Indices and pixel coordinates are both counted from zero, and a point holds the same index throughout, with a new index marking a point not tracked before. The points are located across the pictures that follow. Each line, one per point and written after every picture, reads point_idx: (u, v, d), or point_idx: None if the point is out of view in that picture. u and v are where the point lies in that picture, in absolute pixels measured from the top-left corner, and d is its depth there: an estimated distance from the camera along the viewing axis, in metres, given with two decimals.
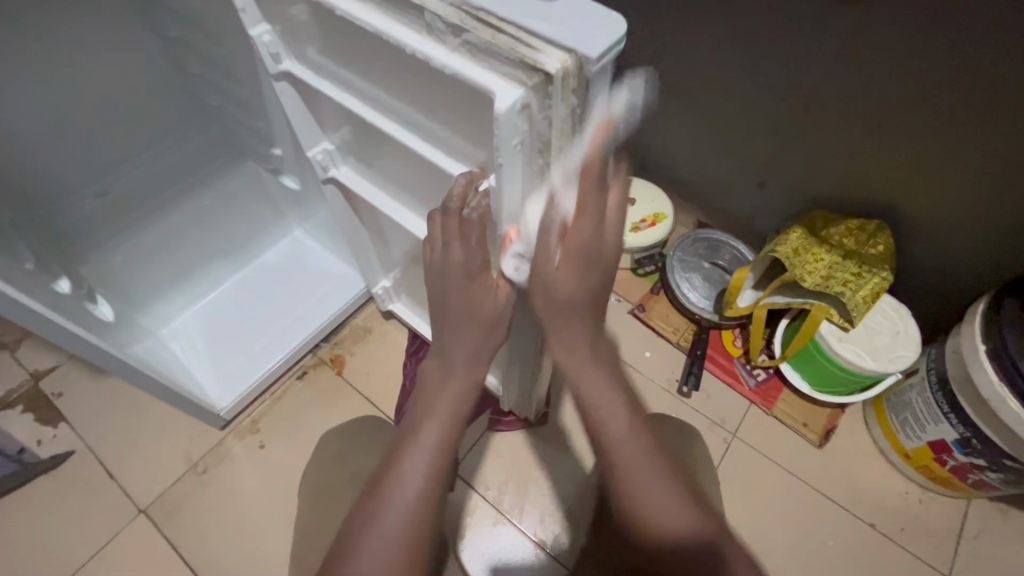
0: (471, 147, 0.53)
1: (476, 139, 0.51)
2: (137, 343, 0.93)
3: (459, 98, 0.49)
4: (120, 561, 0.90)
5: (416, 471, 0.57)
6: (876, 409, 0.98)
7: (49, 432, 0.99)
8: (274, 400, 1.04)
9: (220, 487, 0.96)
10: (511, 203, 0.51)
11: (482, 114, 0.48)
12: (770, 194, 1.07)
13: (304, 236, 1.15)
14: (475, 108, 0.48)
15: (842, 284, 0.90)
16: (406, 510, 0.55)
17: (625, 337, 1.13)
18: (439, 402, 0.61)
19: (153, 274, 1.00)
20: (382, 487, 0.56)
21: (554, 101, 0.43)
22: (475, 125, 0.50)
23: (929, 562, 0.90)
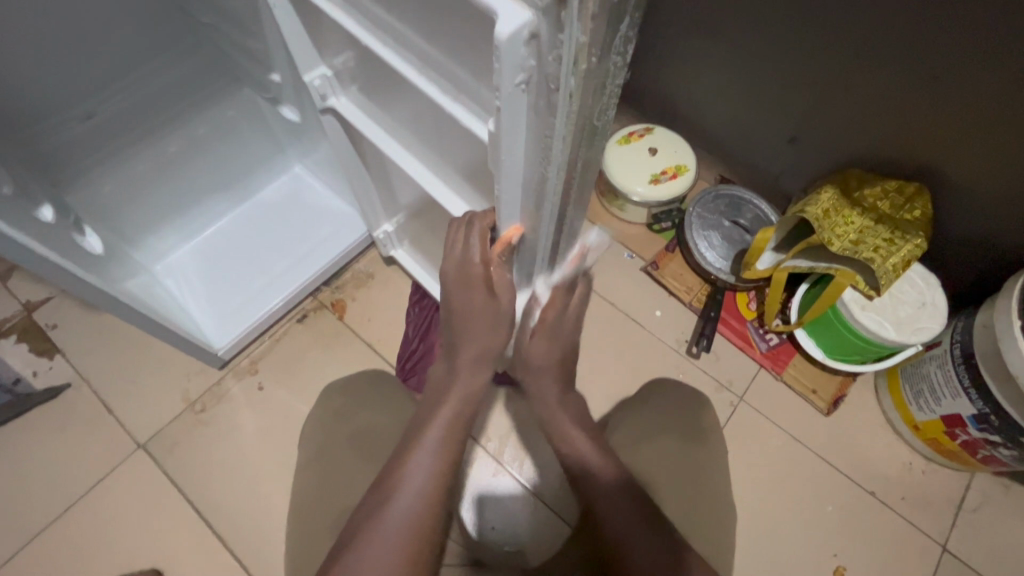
0: (480, 86, 0.47)
1: (484, 77, 0.45)
2: (131, 278, 0.90)
3: (468, 25, 0.41)
4: (121, 493, 0.90)
5: (418, 471, 0.57)
6: (889, 380, 0.96)
7: (44, 363, 0.97)
8: (274, 342, 1.02)
9: (219, 426, 0.95)
10: (509, 152, 0.45)
11: (488, 39, 0.41)
12: (802, 151, 1.00)
13: (303, 173, 1.09)
14: (476, 36, 0.42)
15: (872, 250, 0.85)
16: (410, 504, 0.55)
17: (636, 294, 1.09)
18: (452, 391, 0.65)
19: (148, 207, 0.95)
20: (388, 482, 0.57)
21: (569, 29, 0.35)
22: (475, 55, 0.44)
23: (926, 531, 0.91)
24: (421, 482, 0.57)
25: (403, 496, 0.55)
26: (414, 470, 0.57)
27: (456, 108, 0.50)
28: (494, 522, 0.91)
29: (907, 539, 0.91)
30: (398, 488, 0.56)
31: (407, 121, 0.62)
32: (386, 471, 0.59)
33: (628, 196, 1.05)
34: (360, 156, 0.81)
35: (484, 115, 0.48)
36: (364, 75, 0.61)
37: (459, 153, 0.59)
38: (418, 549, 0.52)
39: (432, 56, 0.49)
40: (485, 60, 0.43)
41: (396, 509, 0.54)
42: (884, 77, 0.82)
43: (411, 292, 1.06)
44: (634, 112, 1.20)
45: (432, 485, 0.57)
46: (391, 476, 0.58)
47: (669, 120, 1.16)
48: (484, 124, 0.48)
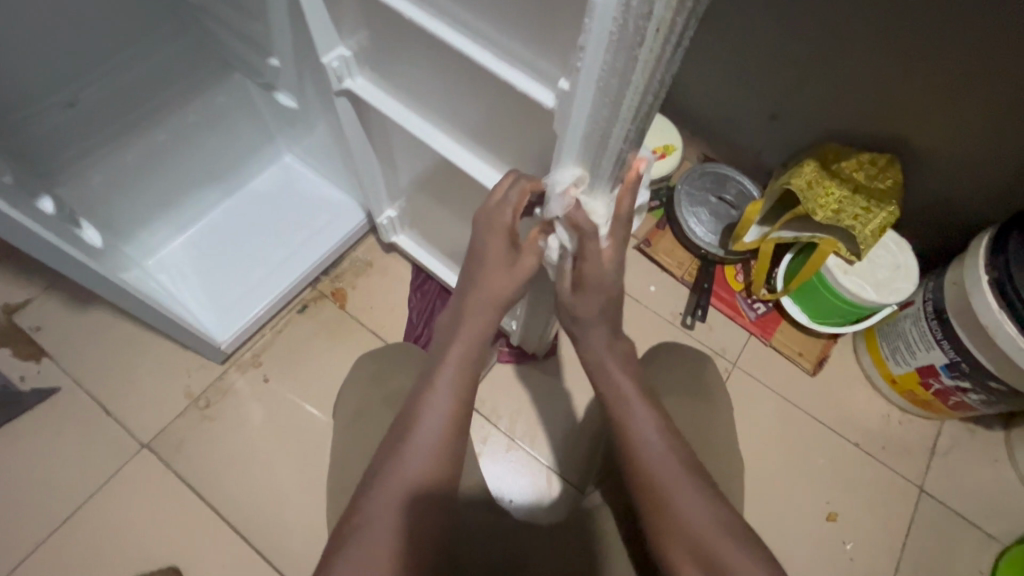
0: (529, 52, 0.48)
1: (537, 43, 0.47)
2: (126, 271, 0.87)
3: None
4: (127, 494, 0.88)
5: (442, 389, 0.57)
6: (868, 340, 1.03)
7: (32, 367, 0.93)
8: (275, 333, 1.01)
9: (226, 420, 0.94)
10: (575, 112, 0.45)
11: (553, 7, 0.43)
12: (781, 128, 1.05)
13: (294, 162, 1.08)
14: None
15: (852, 218, 0.91)
16: (436, 425, 0.55)
17: (631, 270, 1.13)
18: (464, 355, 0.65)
19: (139, 200, 0.92)
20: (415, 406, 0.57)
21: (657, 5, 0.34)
22: (533, 24, 0.45)
23: (904, 476, 0.99)
24: (432, 430, 0.55)
25: (423, 422, 0.55)
26: (440, 386, 0.58)
27: (496, 71, 0.50)
28: (509, 496, 0.94)
29: (889, 483, 0.99)
30: (418, 416, 0.56)
31: (431, 100, 0.63)
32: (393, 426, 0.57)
33: None
34: (367, 143, 0.81)
35: (536, 88, 0.49)
36: (381, 54, 0.61)
37: (495, 130, 0.59)
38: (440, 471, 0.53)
39: (475, 24, 0.50)
40: (550, 30, 0.45)
41: (405, 462, 0.52)
42: (858, 56, 0.87)
43: (412, 278, 1.06)
44: None
45: (441, 431, 0.55)
46: (414, 403, 0.57)
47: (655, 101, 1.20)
48: (532, 90, 0.49)
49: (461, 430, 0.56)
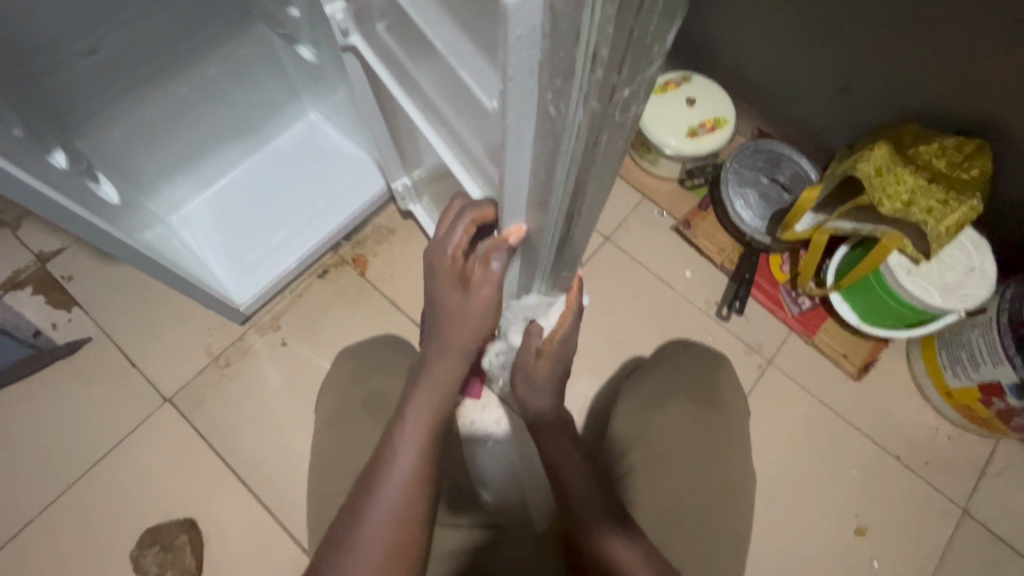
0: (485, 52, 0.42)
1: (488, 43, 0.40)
2: (149, 230, 0.86)
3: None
4: (151, 443, 0.91)
5: (410, 437, 0.55)
6: (923, 345, 0.94)
7: (63, 315, 0.96)
8: (295, 297, 1.00)
9: (243, 380, 0.94)
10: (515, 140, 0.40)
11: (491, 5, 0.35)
12: (850, 105, 0.93)
13: (319, 120, 1.04)
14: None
15: (924, 212, 0.79)
16: (408, 471, 0.53)
17: (666, 253, 1.06)
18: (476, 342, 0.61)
19: (157, 156, 0.90)
20: (381, 457, 0.54)
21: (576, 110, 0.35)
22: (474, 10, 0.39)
23: (947, 495, 0.92)
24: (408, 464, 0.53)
25: (393, 471, 0.52)
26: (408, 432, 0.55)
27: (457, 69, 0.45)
28: (521, 478, 0.92)
29: (928, 500, 0.92)
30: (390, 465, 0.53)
31: (424, 76, 0.56)
32: (373, 457, 0.55)
33: (660, 150, 1.00)
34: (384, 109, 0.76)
35: (482, 89, 0.44)
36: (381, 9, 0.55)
37: (470, 124, 0.53)
38: (412, 524, 0.50)
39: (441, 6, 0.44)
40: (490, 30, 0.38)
41: (382, 498, 0.51)
42: (953, 25, 0.74)
43: None
44: (668, 60, 1.13)
45: (419, 463, 0.54)
46: (382, 456, 0.54)
47: (708, 67, 1.09)
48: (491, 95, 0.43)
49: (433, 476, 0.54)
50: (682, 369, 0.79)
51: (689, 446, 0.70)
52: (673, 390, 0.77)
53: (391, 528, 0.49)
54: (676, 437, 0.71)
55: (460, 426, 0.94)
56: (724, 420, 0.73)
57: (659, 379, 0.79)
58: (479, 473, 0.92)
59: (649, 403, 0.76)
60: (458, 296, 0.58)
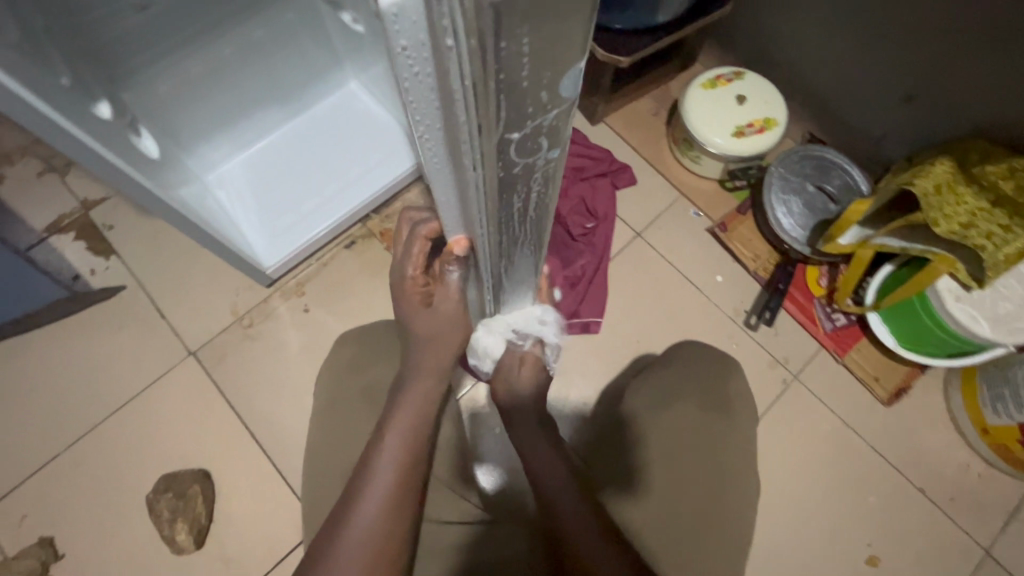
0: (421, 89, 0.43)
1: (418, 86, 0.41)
2: (185, 186, 0.88)
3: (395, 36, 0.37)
4: (173, 393, 0.94)
5: (389, 450, 0.57)
6: (964, 377, 0.90)
7: (101, 262, 0.99)
8: (322, 265, 1.01)
9: (265, 341, 0.96)
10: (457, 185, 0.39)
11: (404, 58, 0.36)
12: (915, 115, 0.88)
13: (359, 90, 1.04)
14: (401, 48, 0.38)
15: (985, 236, 0.72)
16: (388, 484, 0.54)
17: (698, 255, 1.03)
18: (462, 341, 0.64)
19: (198, 113, 0.91)
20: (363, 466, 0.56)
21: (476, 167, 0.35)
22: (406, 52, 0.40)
23: (971, 535, 0.88)
24: (387, 479, 0.55)
25: (376, 481, 0.54)
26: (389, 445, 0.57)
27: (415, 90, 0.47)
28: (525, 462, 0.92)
29: (949, 538, 0.88)
30: (373, 474, 0.55)
31: None
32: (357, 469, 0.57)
33: (704, 147, 0.96)
34: None
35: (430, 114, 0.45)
36: None
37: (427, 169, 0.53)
38: (389, 537, 0.52)
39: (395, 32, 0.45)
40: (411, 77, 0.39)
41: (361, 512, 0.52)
42: None
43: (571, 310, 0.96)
44: (720, 54, 1.08)
45: (398, 472, 0.55)
46: (365, 463, 0.56)
47: (762, 65, 1.04)
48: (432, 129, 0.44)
49: (412, 485, 0.56)
50: (690, 374, 0.74)
51: (690, 447, 0.68)
52: (683, 389, 0.73)
53: (365, 539, 0.51)
54: (678, 447, 0.68)
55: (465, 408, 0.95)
56: (734, 423, 0.70)
57: (663, 382, 0.74)
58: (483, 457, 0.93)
59: (652, 407, 0.72)
60: (425, 315, 0.64)
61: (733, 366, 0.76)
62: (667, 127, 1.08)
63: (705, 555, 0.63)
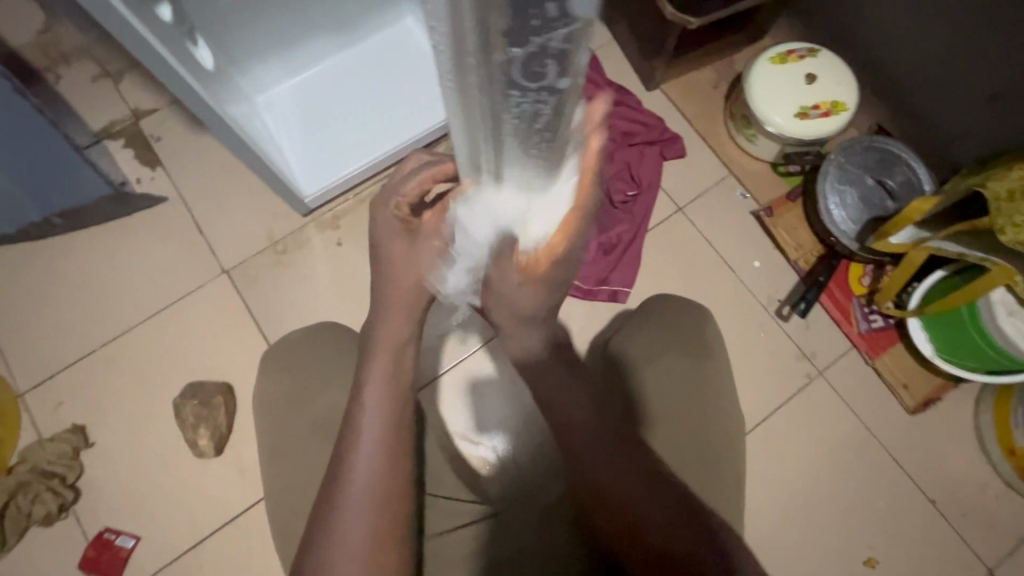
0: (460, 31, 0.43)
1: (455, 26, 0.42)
2: (235, 104, 0.88)
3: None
4: (205, 308, 0.97)
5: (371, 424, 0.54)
6: (998, 396, 0.87)
7: (147, 173, 1.01)
8: (358, 201, 1.01)
9: (296, 269, 0.98)
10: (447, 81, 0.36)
11: None
12: (998, 114, 0.82)
13: (413, 28, 1.02)
14: None
15: None
16: (375, 456, 0.53)
17: (738, 237, 1.00)
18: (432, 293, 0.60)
19: (252, 27, 0.89)
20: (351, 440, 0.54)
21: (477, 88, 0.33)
22: None
23: (977, 552, 0.86)
24: (375, 434, 0.54)
25: (363, 455, 0.53)
26: (371, 416, 0.55)
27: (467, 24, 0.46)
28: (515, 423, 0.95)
29: (953, 552, 0.87)
30: (360, 446, 0.53)
31: None
32: (340, 433, 0.55)
33: (763, 125, 0.92)
34: None
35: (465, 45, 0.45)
36: None
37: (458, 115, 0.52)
38: (390, 505, 0.52)
39: None
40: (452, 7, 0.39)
41: (355, 481, 0.52)
42: None
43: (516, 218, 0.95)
44: (796, 29, 1.02)
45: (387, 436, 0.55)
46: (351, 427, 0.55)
47: (838, 44, 0.98)
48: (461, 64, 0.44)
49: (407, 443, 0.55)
50: (678, 325, 0.72)
51: (679, 397, 0.67)
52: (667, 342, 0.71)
53: (368, 504, 0.51)
54: (673, 395, 0.68)
55: (449, 377, 0.96)
56: (714, 364, 0.70)
57: (653, 333, 0.72)
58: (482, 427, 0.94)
59: (643, 356, 0.70)
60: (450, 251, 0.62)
61: (709, 318, 0.74)
62: (726, 101, 1.03)
63: (705, 495, 0.64)
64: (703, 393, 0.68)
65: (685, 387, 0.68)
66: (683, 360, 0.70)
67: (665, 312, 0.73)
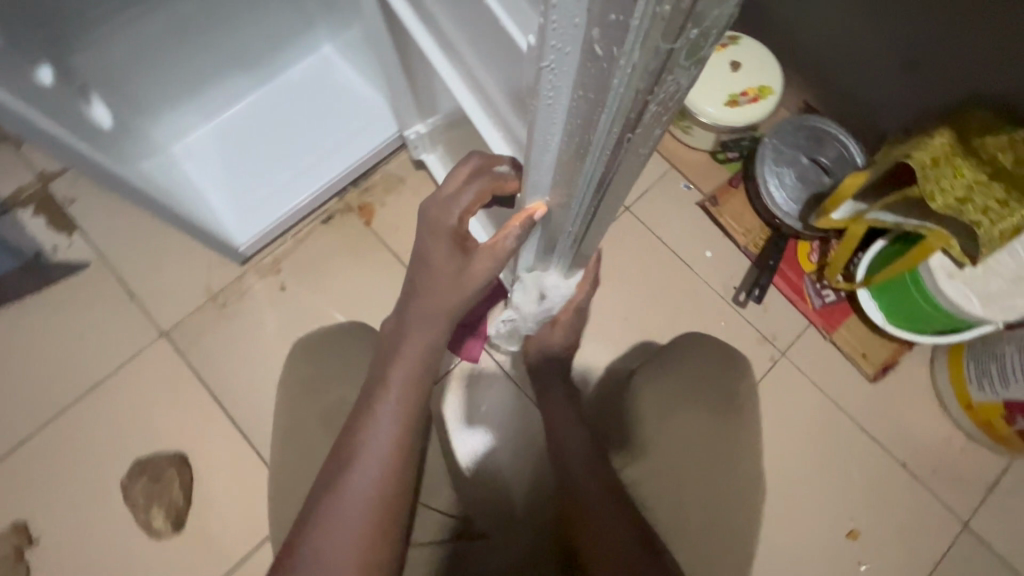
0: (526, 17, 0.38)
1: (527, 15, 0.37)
2: (145, 159, 0.84)
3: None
4: (145, 376, 0.90)
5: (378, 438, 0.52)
6: (950, 353, 0.89)
7: (64, 239, 0.94)
8: (297, 241, 0.97)
9: (240, 322, 0.93)
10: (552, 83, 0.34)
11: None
12: (914, 83, 0.84)
13: (332, 55, 0.97)
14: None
15: (978, 212, 0.70)
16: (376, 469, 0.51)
17: (688, 230, 1.00)
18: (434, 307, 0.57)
19: (157, 77, 0.84)
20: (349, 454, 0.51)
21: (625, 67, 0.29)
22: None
23: (950, 508, 0.89)
24: (381, 452, 0.51)
25: (361, 471, 0.50)
26: (378, 430, 0.52)
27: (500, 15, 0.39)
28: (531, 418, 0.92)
29: (929, 511, 0.89)
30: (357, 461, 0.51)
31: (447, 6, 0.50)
32: (340, 441, 0.53)
33: (696, 117, 0.92)
34: (398, 46, 0.69)
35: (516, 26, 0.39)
36: None
37: (494, 73, 0.49)
38: (382, 523, 0.49)
39: None
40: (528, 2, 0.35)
41: (354, 483, 0.50)
42: None
43: None
44: None
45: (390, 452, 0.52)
46: (349, 443, 0.52)
47: (759, 29, 0.99)
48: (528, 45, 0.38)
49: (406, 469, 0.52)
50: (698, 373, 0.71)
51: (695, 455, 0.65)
52: (690, 393, 0.70)
53: (368, 509, 0.49)
54: (688, 448, 0.66)
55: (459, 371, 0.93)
56: (740, 424, 0.68)
57: (682, 376, 0.71)
58: (473, 422, 0.91)
59: (664, 403, 0.69)
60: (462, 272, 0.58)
61: (738, 361, 0.73)
62: None
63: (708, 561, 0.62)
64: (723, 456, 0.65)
65: (701, 445, 0.66)
66: (705, 416, 0.67)
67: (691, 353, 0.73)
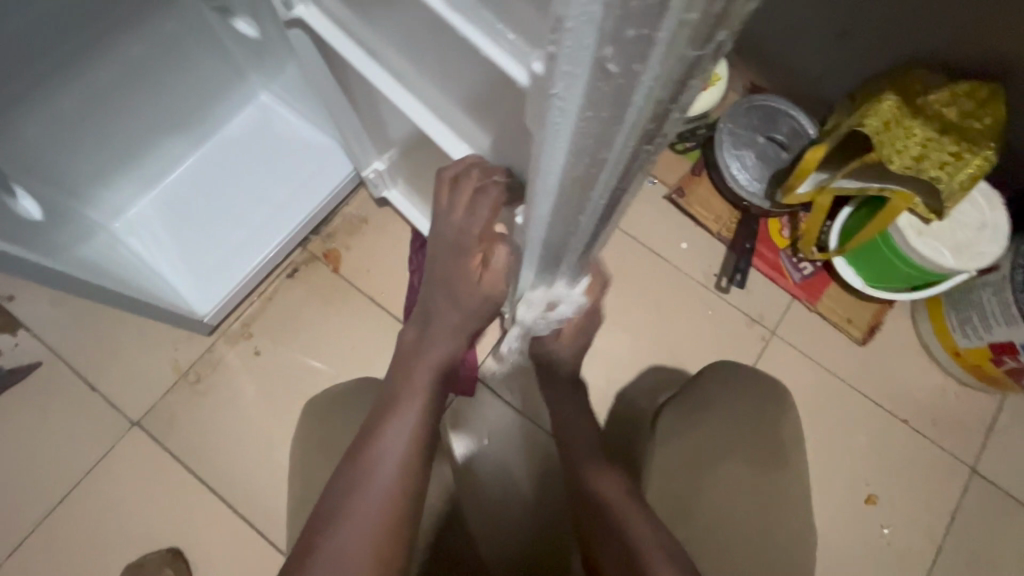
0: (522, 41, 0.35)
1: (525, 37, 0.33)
2: (83, 243, 0.78)
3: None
4: (121, 472, 0.84)
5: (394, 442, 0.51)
6: (929, 305, 0.91)
7: (8, 341, 0.87)
8: (264, 301, 0.92)
9: (216, 396, 0.87)
10: (561, 109, 0.30)
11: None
12: (852, 52, 0.86)
13: (269, 103, 0.94)
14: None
15: (937, 166, 0.72)
16: (394, 470, 0.49)
17: (660, 225, 1.00)
18: (424, 362, 0.58)
19: (82, 155, 0.79)
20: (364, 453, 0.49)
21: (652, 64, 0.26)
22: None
23: (955, 454, 0.91)
24: (392, 472, 0.49)
25: (376, 475, 0.48)
26: (395, 431, 0.52)
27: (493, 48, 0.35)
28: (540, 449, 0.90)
29: (936, 461, 0.91)
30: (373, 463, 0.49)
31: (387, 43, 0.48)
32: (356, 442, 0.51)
33: None
34: (340, 86, 0.66)
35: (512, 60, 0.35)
36: None
37: (457, 97, 0.47)
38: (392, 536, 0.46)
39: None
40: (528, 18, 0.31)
41: (371, 491, 0.47)
42: None
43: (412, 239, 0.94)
44: None
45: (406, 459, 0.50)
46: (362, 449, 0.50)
47: None
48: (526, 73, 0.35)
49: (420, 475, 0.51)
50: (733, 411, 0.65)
51: (742, 502, 0.59)
52: (734, 439, 0.63)
53: (381, 516, 0.46)
54: (736, 498, 0.59)
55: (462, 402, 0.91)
56: (788, 474, 0.61)
57: (719, 418, 0.65)
58: (473, 438, 0.90)
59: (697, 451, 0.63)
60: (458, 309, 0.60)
61: (786, 400, 0.67)
62: None
63: None
64: (771, 507, 0.59)
65: (747, 496, 0.59)
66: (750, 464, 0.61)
67: (729, 384, 0.67)
